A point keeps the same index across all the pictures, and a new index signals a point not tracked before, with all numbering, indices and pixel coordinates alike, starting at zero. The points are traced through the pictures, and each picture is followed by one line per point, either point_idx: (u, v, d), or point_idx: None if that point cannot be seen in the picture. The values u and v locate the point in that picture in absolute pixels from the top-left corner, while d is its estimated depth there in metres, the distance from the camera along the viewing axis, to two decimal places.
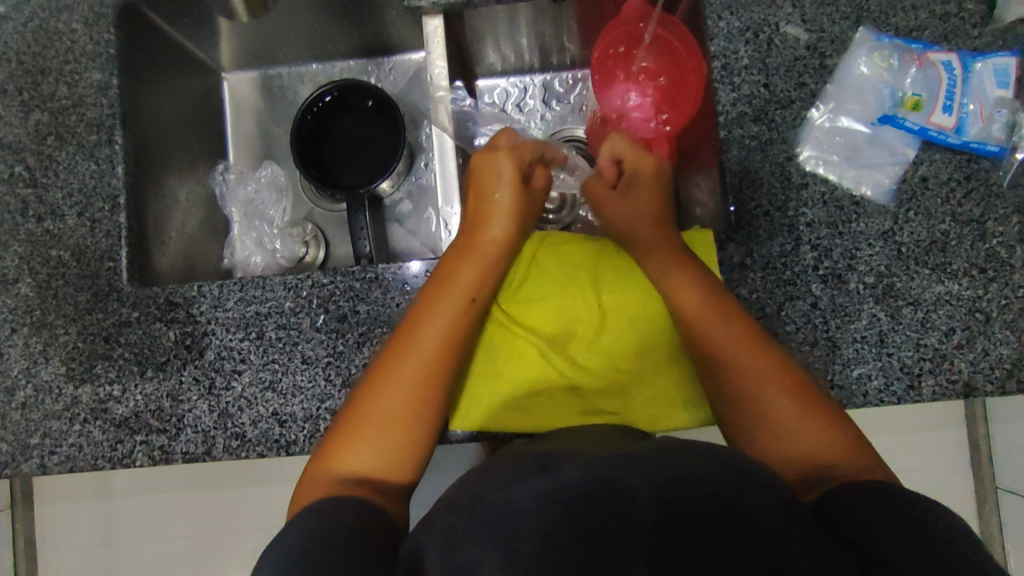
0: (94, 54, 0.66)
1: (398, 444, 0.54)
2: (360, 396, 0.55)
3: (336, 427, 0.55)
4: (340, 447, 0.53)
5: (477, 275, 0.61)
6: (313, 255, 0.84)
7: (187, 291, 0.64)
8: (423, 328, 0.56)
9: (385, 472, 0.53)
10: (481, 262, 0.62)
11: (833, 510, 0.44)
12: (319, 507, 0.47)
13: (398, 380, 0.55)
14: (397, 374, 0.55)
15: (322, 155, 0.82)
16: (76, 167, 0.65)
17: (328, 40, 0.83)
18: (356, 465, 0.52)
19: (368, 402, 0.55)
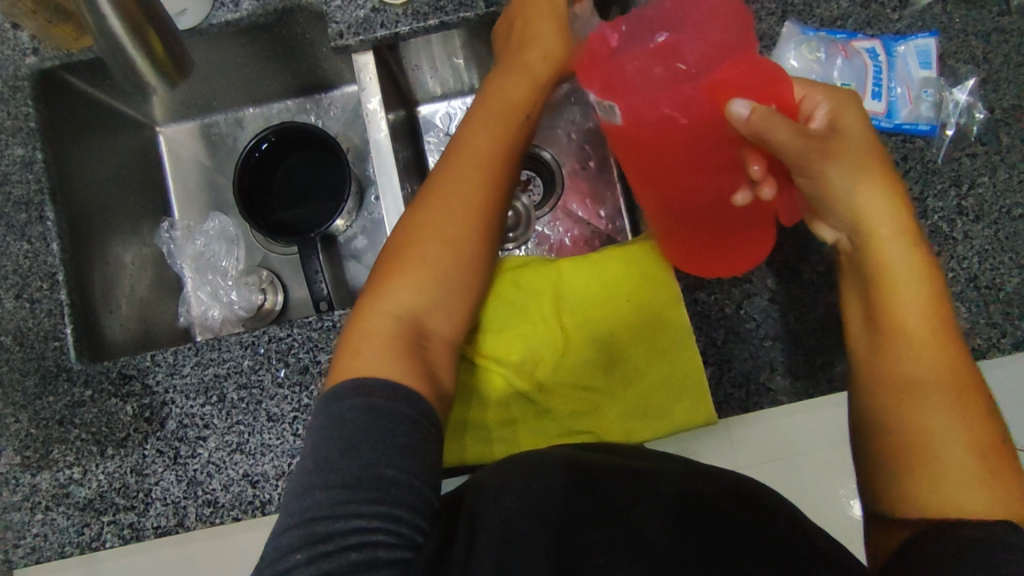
0: (13, 129, 0.64)
1: (447, 273, 0.56)
2: (411, 219, 0.57)
3: (386, 253, 0.57)
4: (386, 285, 0.55)
5: (524, 98, 0.62)
6: (273, 301, 0.81)
7: (140, 361, 0.62)
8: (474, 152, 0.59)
9: (432, 307, 0.55)
10: (528, 84, 0.63)
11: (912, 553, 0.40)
12: (370, 383, 0.49)
13: (447, 203, 0.57)
14: (451, 195, 0.57)
15: (270, 201, 0.81)
16: (9, 248, 0.63)
17: (262, 84, 0.81)
18: (402, 294, 0.54)
19: (427, 218, 0.57)
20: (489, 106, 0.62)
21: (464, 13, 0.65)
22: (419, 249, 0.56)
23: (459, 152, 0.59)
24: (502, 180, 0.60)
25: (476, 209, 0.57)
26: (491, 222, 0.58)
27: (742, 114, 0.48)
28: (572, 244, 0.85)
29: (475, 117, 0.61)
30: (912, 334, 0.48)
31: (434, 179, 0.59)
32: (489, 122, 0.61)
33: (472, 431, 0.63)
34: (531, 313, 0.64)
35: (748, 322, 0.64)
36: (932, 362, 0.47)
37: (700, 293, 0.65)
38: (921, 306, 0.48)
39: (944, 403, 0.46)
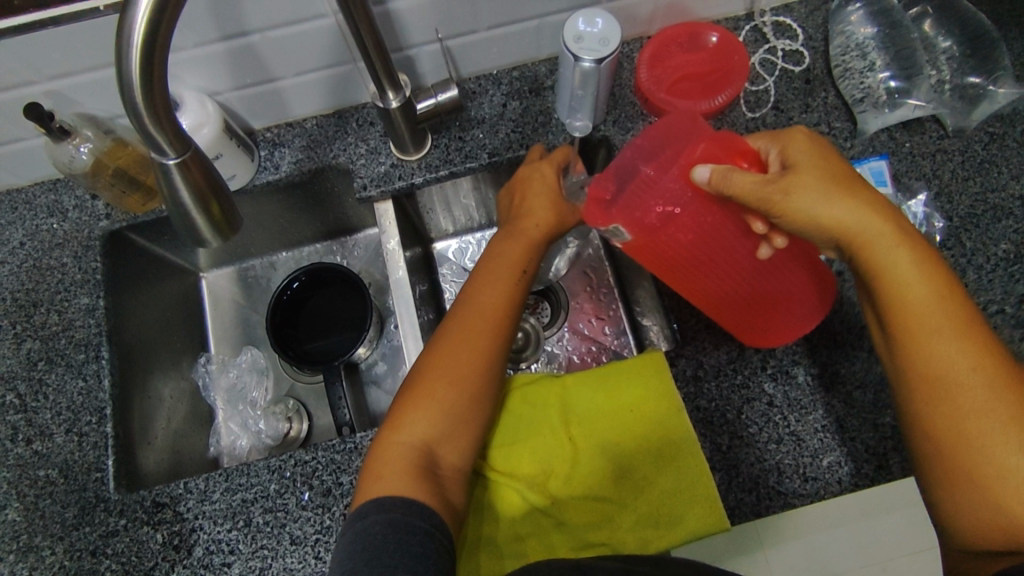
0: (83, 281, 0.73)
1: (454, 408, 0.59)
2: (426, 359, 0.62)
3: (404, 388, 0.62)
4: (401, 418, 0.59)
5: (522, 246, 0.69)
6: (297, 428, 0.85)
7: (173, 489, 0.65)
8: (477, 297, 0.65)
9: (443, 436, 0.58)
10: (528, 237, 0.69)
11: None
12: (389, 501, 0.52)
13: (455, 343, 0.62)
14: (461, 337, 0.62)
15: (299, 334, 0.87)
16: (66, 386, 0.69)
17: (295, 231, 0.92)
18: (418, 423, 0.58)
19: (438, 356, 0.61)
20: (495, 258, 0.68)
21: (471, 163, 0.76)
22: (429, 389, 0.60)
23: (469, 298, 0.65)
24: (506, 321, 0.64)
25: (482, 340, 0.62)
26: (494, 356, 0.62)
27: (705, 178, 0.53)
28: (581, 360, 0.89)
29: (485, 267, 0.68)
30: (925, 347, 0.51)
31: (447, 323, 0.64)
32: (495, 268, 0.67)
33: (486, 548, 0.64)
34: (544, 427, 0.67)
35: (749, 427, 0.66)
36: (954, 356, 0.50)
37: (701, 400, 0.68)
38: (925, 304, 0.52)
39: (973, 390, 0.49)
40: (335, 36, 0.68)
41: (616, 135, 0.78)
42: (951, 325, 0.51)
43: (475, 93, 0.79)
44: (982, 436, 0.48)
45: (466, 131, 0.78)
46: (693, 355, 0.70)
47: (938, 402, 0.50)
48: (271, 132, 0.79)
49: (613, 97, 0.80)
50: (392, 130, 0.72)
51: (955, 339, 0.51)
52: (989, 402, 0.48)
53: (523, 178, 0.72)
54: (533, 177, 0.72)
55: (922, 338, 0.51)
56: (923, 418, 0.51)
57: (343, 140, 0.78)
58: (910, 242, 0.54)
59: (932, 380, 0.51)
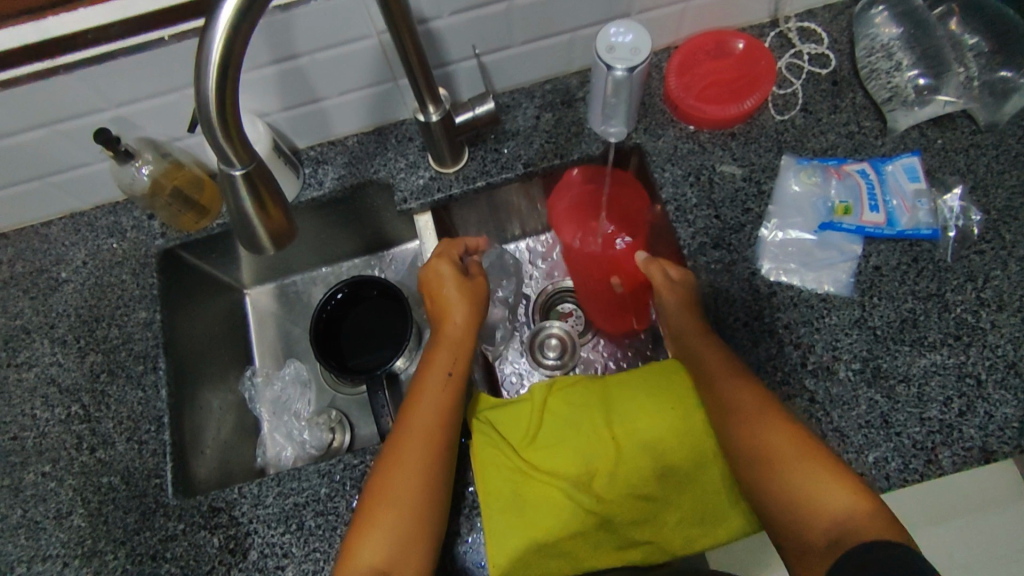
0: (140, 296, 0.77)
1: (408, 526, 0.58)
2: (371, 487, 0.60)
3: (357, 517, 0.60)
4: (356, 546, 0.57)
5: (448, 353, 0.67)
6: (340, 439, 0.87)
7: (228, 494, 0.67)
8: (413, 411, 0.63)
9: (399, 559, 0.56)
10: (453, 343, 0.68)
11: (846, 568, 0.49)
12: None
13: (395, 461, 0.60)
14: (397, 465, 0.60)
15: (341, 345, 0.89)
16: (126, 397, 0.73)
17: (335, 247, 0.95)
18: (373, 555, 0.56)
19: (382, 479, 0.60)
20: (425, 373, 0.66)
21: (507, 173, 0.79)
22: (377, 523, 0.58)
23: (406, 419, 0.63)
24: (447, 438, 0.62)
25: (427, 449, 0.61)
26: (436, 477, 0.60)
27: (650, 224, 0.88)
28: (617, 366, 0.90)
29: (419, 383, 0.65)
30: (726, 394, 0.63)
31: (385, 454, 0.62)
32: (428, 385, 0.65)
33: (535, 552, 0.63)
34: (585, 427, 0.68)
35: None
36: (740, 393, 0.63)
37: None
38: (718, 363, 0.65)
39: (768, 418, 0.61)
40: (377, 56, 0.71)
41: (647, 142, 0.80)
42: (739, 372, 0.64)
43: (509, 107, 0.82)
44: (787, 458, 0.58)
45: (500, 144, 0.80)
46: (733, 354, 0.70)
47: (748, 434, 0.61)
48: (315, 151, 0.82)
49: (643, 106, 0.82)
50: (432, 143, 0.75)
51: (746, 386, 0.63)
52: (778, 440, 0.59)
53: (432, 284, 0.73)
54: (438, 279, 0.73)
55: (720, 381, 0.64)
56: (732, 449, 0.62)
57: (383, 156, 0.81)
58: (708, 331, 0.69)
59: (725, 406, 0.63)
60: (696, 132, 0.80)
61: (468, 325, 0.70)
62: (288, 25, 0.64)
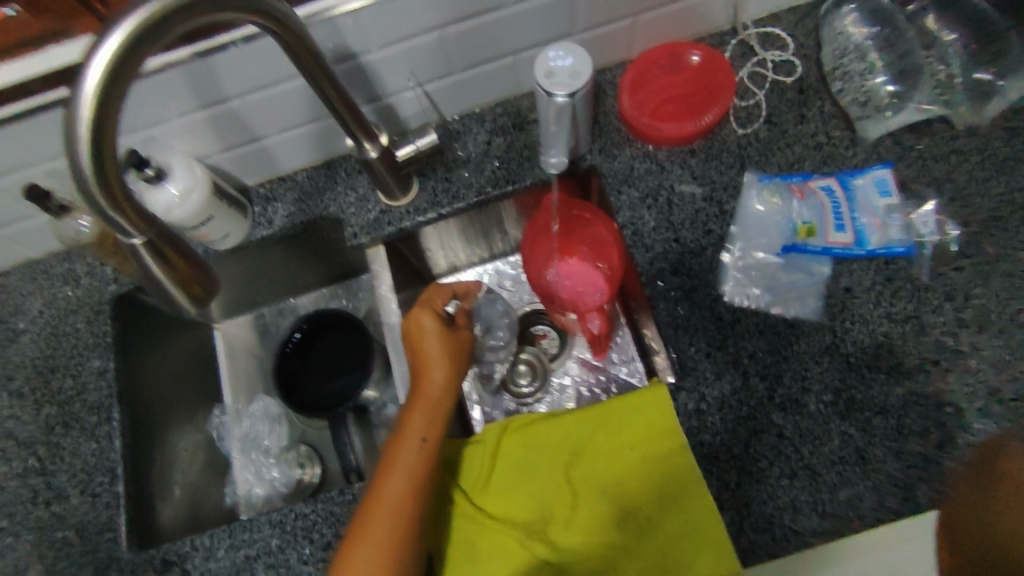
0: (94, 345, 0.77)
1: None
2: (338, 564, 0.57)
3: None
4: None
5: (427, 419, 0.64)
6: (311, 473, 0.87)
7: (181, 547, 0.67)
8: (384, 485, 0.60)
9: None
10: (428, 406, 0.65)
11: None
12: None
13: (364, 538, 0.57)
14: (363, 544, 0.57)
15: (303, 380, 0.87)
16: (80, 449, 0.72)
17: (300, 279, 0.93)
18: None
19: (351, 555, 0.57)
20: (400, 436, 0.63)
21: (458, 204, 0.77)
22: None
23: (377, 490, 0.60)
24: (419, 514, 0.59)
25: (399, 526, 0.58)
26: (404, 557, 0.57)
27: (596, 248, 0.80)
28: (590, 392, 0.88)
29: (392, 448, 0.62)
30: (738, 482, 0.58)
31: (353, 528, 0.58)
32: (401, 452, 0.61)
33: None
34: (541, 471, 0.65)
35: (760, 460, 0.63)
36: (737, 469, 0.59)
37: (705, 436, 0.65)
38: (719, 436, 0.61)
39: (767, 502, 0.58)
40: (310, 93, 0.69)
41: (603, 163, 0.77)
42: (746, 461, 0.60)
43: (458, 133, 0.79)
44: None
45: (452, 172, 0.78)
46: (695, 388, 0.66)
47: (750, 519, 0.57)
48: (264, 188, 0.81)
49: (598, 124, 0.78)
50: (375, 177, 0.72)
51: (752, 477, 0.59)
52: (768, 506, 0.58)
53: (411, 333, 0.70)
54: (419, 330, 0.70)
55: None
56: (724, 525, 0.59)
57: (333, 190, 0.79)
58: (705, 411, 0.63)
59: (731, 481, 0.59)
60: (655, 150, 0.76)
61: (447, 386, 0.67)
62: (210, 69, 0.62)
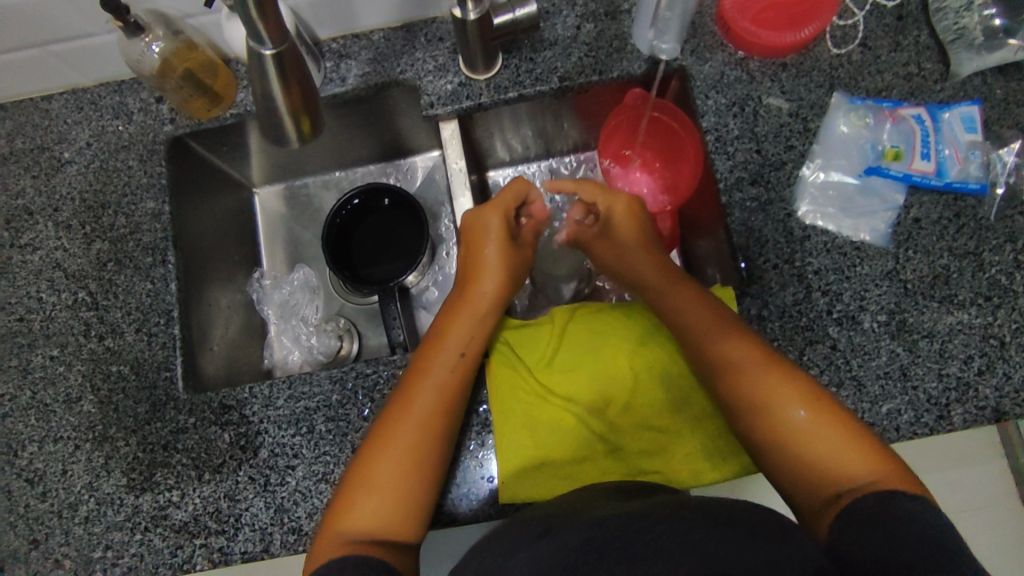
0: (148, 186, 0.73)
1: (404, 504, 0.57)
2: (362, 457, 0.59)
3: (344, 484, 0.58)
4: (348, 508, 0.56)
5: (468, 330, 0.65)
6: (348, 348, 0.86)
7: (239, 393, 0.67)
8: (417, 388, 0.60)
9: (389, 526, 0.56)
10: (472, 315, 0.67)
11: (834, 535, 0.50)
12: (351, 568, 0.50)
13: (393, 433, 0.59)
14: (388, 438, 0.59)
15: (351, 253, 0.87)
16: (134, 287, 0.71)
17: (351, 151, 0.91)
18: (364, 519, 0.56)
19: (376, 447, 0.59)
20: (440, 343, 0.64)
21: (541, 86, 0.74)
22: (377, 465, 0.58)
23: (409, 390, 0.61)
24: (449, 417, 0.60)
25: (429, 426, 0.59)
26: (428, 455, 0.59)
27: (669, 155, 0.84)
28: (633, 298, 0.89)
29: (431, 350, 0.64)
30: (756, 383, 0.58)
31: (395, 399, 0.61)
32: (438, 357, 0.63)
33: (546, 469, 0.63)
34: (606, 355, 0.67)
35: (810, 368, 0.66)
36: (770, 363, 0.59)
37: (764, 340, 0.68)
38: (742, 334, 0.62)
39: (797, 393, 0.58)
40: None
41: (693, 64, 0.75)
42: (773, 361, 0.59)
43: (548, 12, 0.76)
44: (776, 394, 0.58)
45: (537, 53, 0.75)
46: (759, 295, 0.69)
47: (779, 426, 0.57)
48: (337, 44, 0.77)
49: (692, 25, 0.76)
50: (465, 46, 0.69)
51: (780, 385, 0.58)
52: (671, 285, 0.68)
53: (472, 228, 0.71)
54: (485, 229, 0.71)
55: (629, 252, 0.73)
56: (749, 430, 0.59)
57: (410, 55, 0.75)
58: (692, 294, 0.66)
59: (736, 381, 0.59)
60: (746, 59, 0.75)
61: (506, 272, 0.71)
62: None
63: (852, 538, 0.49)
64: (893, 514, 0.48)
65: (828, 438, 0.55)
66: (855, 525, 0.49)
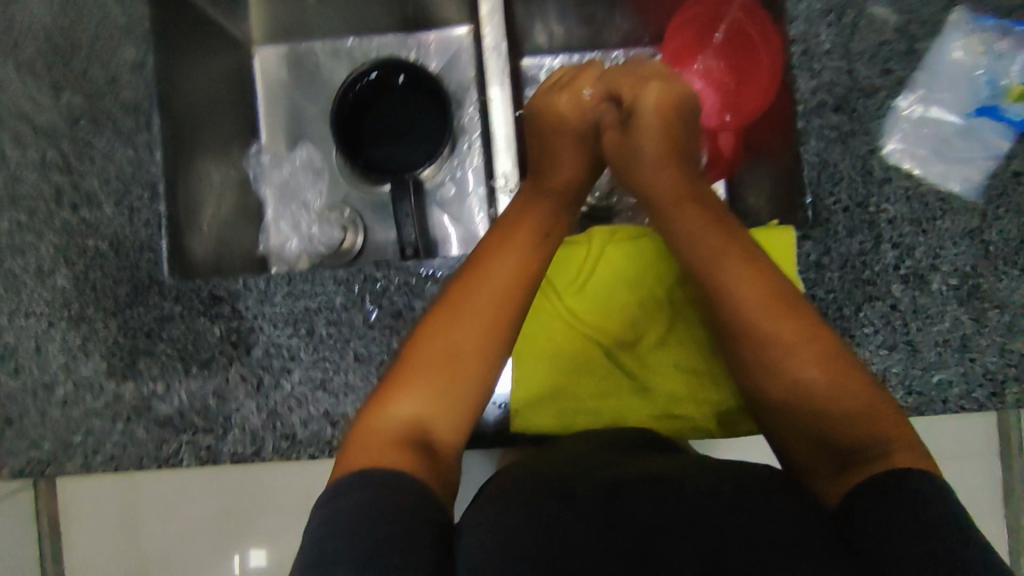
0: (128, 30, 0.62)
1: (465, 387, 0.51)
2: (424, 336, 0.52)
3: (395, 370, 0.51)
4: (396, 395, 0.50)
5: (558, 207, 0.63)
6: (352, 240, 0.79)
7: (231, 284, 0.60)
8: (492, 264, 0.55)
9: (442, 414, 0.50)
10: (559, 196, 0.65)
11: (856, 515, 0.43)
12: (376, 474, 0.44)
13: (467, 308, 0.52)
14: (463, 311, 0.52)
15: (362, 137, 0.77)
16: (113, 152, 0.61)
17: (369, 15, 0.78)
18: (420, 404, 0.49)
19: (443, 323, 0.52)
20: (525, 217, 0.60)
21: None
22: (445, 341, 0.51)
23: (485, 265, 0.55)
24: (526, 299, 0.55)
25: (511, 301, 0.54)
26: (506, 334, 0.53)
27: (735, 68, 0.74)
28: None
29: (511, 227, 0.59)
30: (760, 325, 0.52)
31: (468, 271, 0.55)
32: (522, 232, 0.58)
33: (564, 400, 0.59)
34: (641, 284, 0.61)
35: (864, 326, 0.60)
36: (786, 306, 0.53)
37: (817, 290, 0.61)
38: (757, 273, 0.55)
39: (812, 342, 0.51)
40: None
41: None
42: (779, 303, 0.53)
43: None
44: (787, 344, 0.51)
45: None
46: (822, 240, 0.61)
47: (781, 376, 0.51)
48: None
49: None
50: None
51: (795, 334, 0.51)
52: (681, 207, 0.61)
53: (548, 112, 0.69)
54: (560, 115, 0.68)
55: (644, 159, 0.65)
56: (751, 380, 0.53)
57: None
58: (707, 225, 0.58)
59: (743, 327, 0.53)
60: None
61: (559, 187, 0.66)
62: None
63: (866, 513, 0.42)
64: (906, 494, 0.42)
65: (841, 396, 0.49)
66: (883, 503, 0.42)
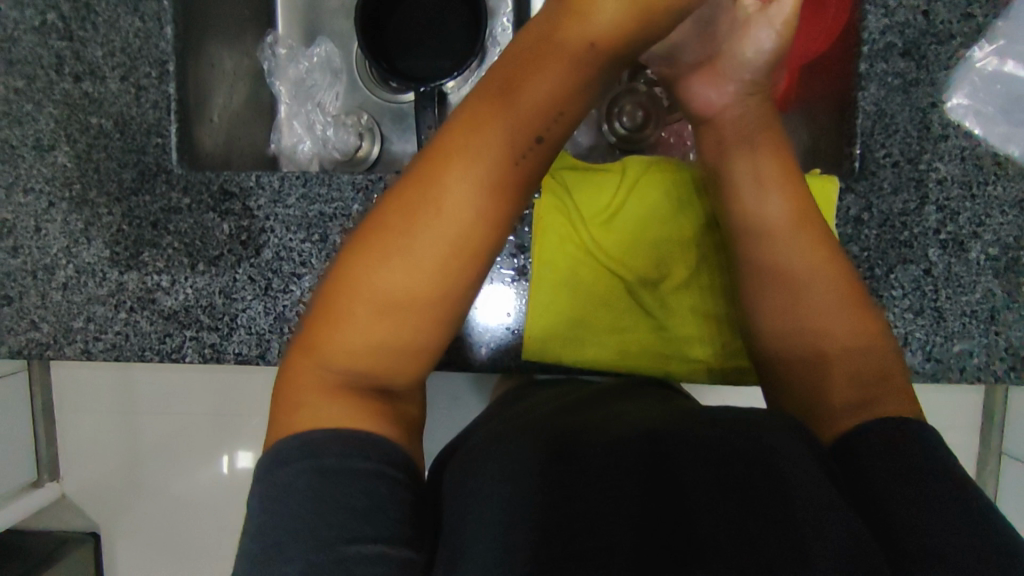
0: None
1: (400, 333, 0.47)
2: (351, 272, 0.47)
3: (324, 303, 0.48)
4: (329, 340, 0.46)
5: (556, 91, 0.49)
6: (366, 149, 0.74)
7: (244, 180, 0.57)
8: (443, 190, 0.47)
9: (382, 365, 0.47)
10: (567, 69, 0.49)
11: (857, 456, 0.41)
12: (316, 441, 0.41)
13: (405, 242, 0.46)
14: (399, 252, 0.46)
15: (387, 36, 0.72)
16: (119, 21, 0.57)
17: None
18: (355, 345, 0.46)
19: (371, 264, 0.47)
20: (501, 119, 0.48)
21: None
22: (374, 281, 0.46)
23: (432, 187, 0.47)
24: (486, 237, 0.48)
25: (459, 238, 0.47)
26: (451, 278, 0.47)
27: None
28: None
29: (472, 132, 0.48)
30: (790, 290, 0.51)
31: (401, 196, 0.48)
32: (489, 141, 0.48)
33: (581, 332, 0.57)
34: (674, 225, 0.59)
35: (893, 289, 0.58)
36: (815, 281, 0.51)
37: (853, 247, 0.58)
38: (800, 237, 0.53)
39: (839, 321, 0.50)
40: None
41: None
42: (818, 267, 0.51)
43: None
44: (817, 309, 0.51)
45: None
46: (865, 194, 0.58)
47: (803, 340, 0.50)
48: None
49: None
50: None
51: (830, 303, 0.51)
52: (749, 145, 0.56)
53: None
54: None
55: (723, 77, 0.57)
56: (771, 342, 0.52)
57: None
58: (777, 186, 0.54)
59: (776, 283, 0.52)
60: None
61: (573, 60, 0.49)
62: None
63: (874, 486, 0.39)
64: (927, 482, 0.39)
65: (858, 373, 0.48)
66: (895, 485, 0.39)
